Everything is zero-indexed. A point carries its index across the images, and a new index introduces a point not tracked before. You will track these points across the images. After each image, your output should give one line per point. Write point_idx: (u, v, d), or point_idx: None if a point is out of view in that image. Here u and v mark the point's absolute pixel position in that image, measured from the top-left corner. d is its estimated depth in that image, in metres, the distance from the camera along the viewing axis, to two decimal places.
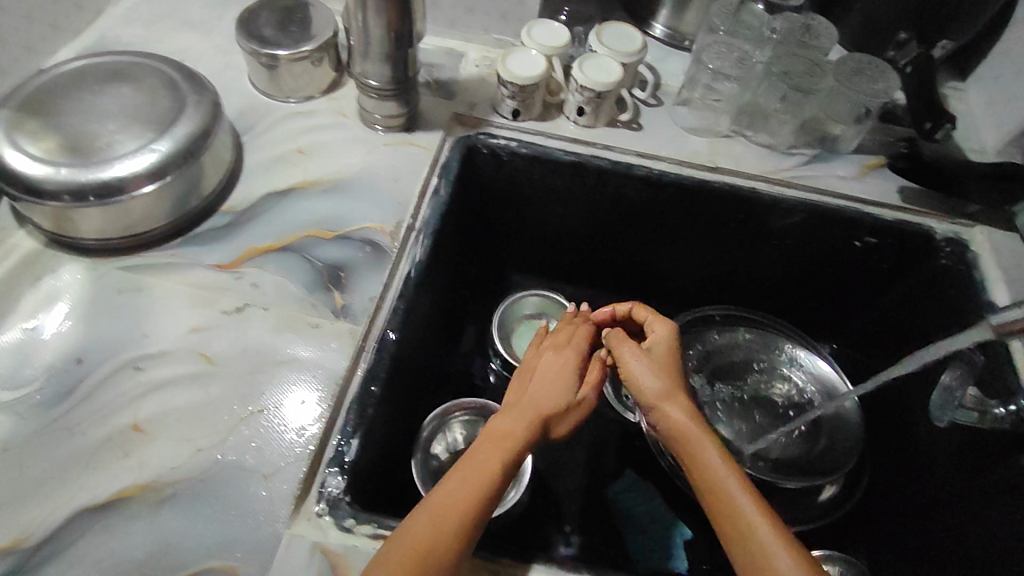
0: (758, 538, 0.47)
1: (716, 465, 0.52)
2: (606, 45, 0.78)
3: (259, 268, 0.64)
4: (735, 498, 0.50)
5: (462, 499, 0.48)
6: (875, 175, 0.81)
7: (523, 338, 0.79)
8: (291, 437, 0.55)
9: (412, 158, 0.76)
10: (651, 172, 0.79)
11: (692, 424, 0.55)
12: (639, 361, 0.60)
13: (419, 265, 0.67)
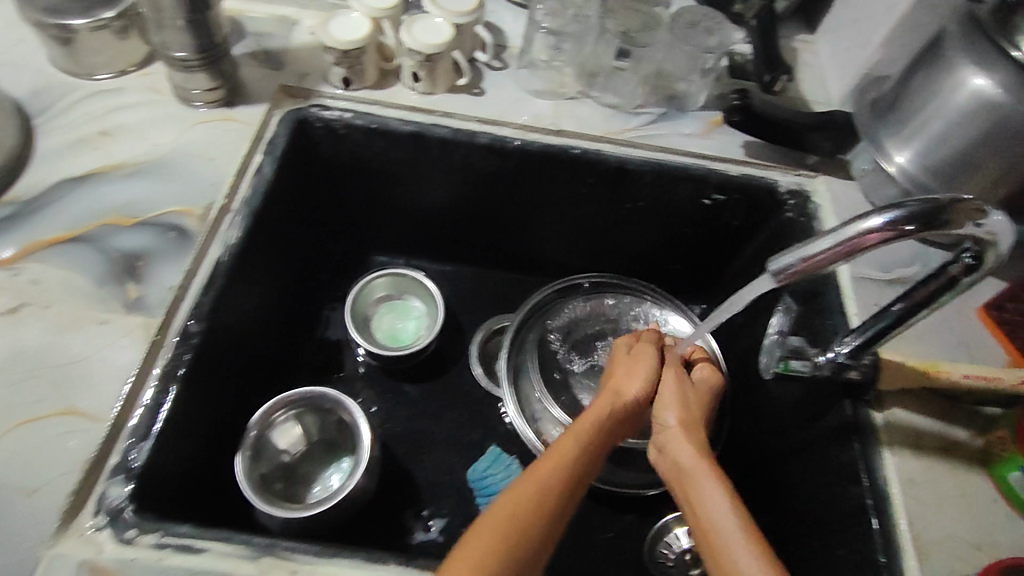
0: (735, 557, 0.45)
1: (712, 490, 0.50)
2: (441, 7, 0.74)
3: (42, 263, 0.58)
4: (714, 519, 0.48)
5: (515, 512, 0.49)
6: (721, 132, 0.80)
7: (390, 325, 0.85)
8: (68, 447, 0.50)
9: (231, 134, 0.70)
10: (495, 140, 0.76)
11: (693, 453, 0.55)
12: (670, 384, 0.63)
13: (235, 250, 0.63)
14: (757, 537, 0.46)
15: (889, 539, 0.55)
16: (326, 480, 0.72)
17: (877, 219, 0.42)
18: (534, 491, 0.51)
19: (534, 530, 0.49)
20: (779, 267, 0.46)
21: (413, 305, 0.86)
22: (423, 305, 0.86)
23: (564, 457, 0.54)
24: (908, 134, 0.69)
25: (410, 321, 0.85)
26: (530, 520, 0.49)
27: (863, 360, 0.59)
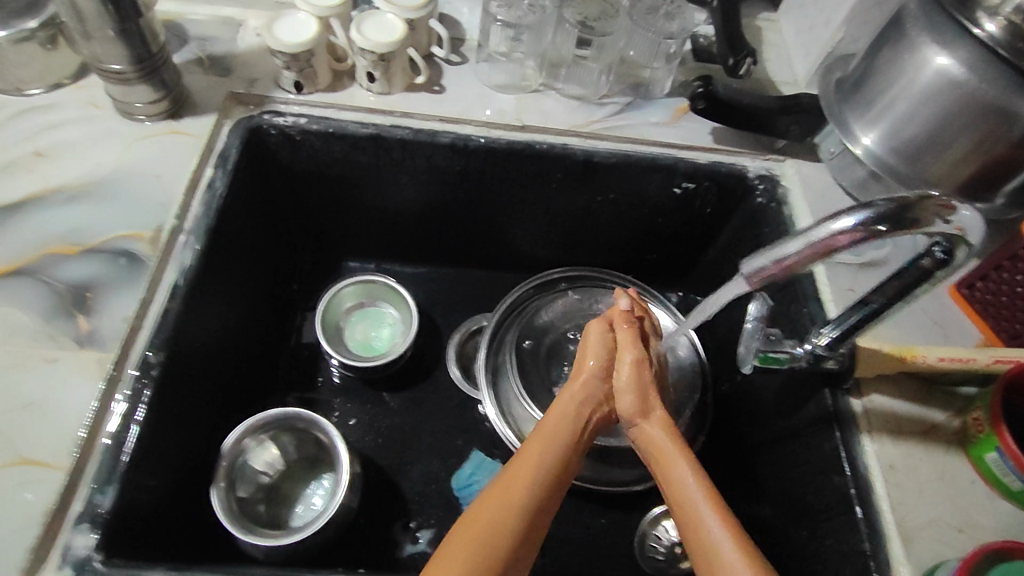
0: (706, 529, 0.48)
1: (686, 482, 0.51)
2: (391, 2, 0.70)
3: None
4: (690, 491, 0.50)
5: (500, 502, 0.48)
6: (688, 119, 0.79)
7: (361, 332, 0.82)
8: (25, 499, 0.47)
9: (179, 148, 0.67)
10: (457, 139, 0.74)
11: (664, 432, 0.56)
12: (628, 369, 0.59)
13: (192, 270, 0.60)
14: (733, 526, 0.47)
15: (877, 528, 0.55)
16: (309, 498, 0.70)
17: (848, 220, 0.40)
18: (515, 488, 0.49)
19: (514, 529, 0.47)
20: (752, 270, 0.45)
21: (387, 311, 0.84)
22: (396, 311, 0.84)
23: (536, 455, 0.52)
24: (875, 114, 0.68)
25: (384, 328, 0.83)
26: (504, 523, 0.47)
27: (839, 350, 0.59)
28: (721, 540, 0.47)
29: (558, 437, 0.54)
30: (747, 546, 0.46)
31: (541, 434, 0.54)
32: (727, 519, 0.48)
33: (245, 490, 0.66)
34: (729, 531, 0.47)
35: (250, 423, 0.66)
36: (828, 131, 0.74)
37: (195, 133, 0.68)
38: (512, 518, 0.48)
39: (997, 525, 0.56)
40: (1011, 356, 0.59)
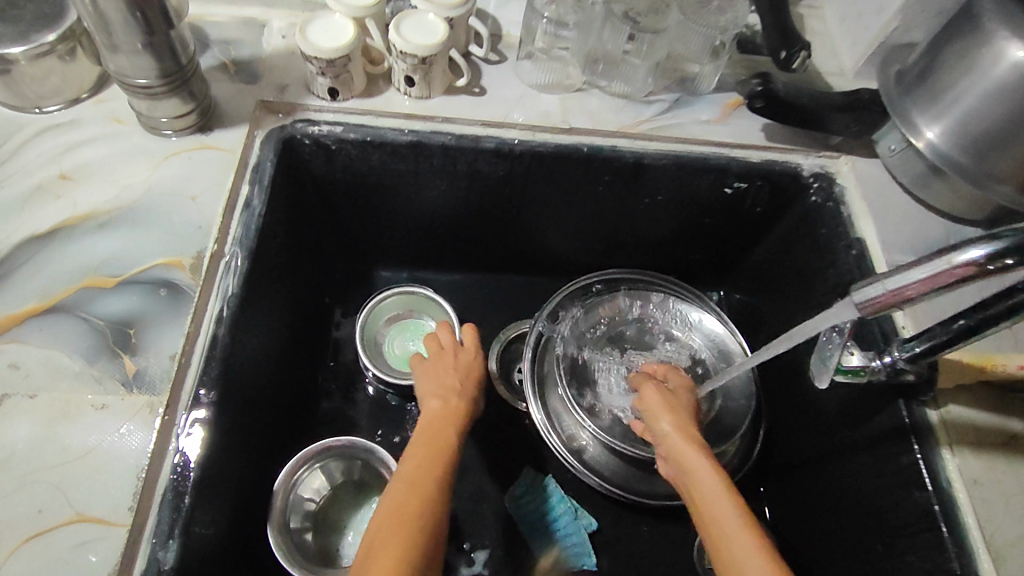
0: (741, 551, 0.45)
1: (715, 497, 0.50)
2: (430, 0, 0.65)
3: (21, 342, 0.51)
4: (721, 511, 0.49)
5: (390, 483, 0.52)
6: (738, 116, 0.76)
7: (401, 350, 0.78)
8: (84, 559, 0.44)
9: (212, 165, 0.62)
10: (501, 144, 0.70)
11: (693, 451, 0.55)
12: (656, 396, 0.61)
13: (236, 298, 0.56)
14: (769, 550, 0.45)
15: (964, 546, 0.54)
16: (359, 526, 0.67)
17: (975, 252, 0.38)
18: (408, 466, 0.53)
19: (428, 494, 0.51)
20: (865, 300, 0.43)
21: (427, 324, 0.80)
22: (437, 325, 0.80)
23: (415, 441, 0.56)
24: (942, 108, 0.65)
25: (423, 341, 0.79)
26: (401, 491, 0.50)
27: (921, 364, 0.56)
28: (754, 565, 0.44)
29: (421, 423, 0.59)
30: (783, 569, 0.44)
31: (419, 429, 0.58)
32: (758, 536, 0.47)
33: (295, 520, 0.64)
34: (759, 551, 0.45)
35: (304, 455, 0.66)
36: (888, 128, 0.72)
37: (228, 148, 0.64)
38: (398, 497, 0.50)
39: None
40: None
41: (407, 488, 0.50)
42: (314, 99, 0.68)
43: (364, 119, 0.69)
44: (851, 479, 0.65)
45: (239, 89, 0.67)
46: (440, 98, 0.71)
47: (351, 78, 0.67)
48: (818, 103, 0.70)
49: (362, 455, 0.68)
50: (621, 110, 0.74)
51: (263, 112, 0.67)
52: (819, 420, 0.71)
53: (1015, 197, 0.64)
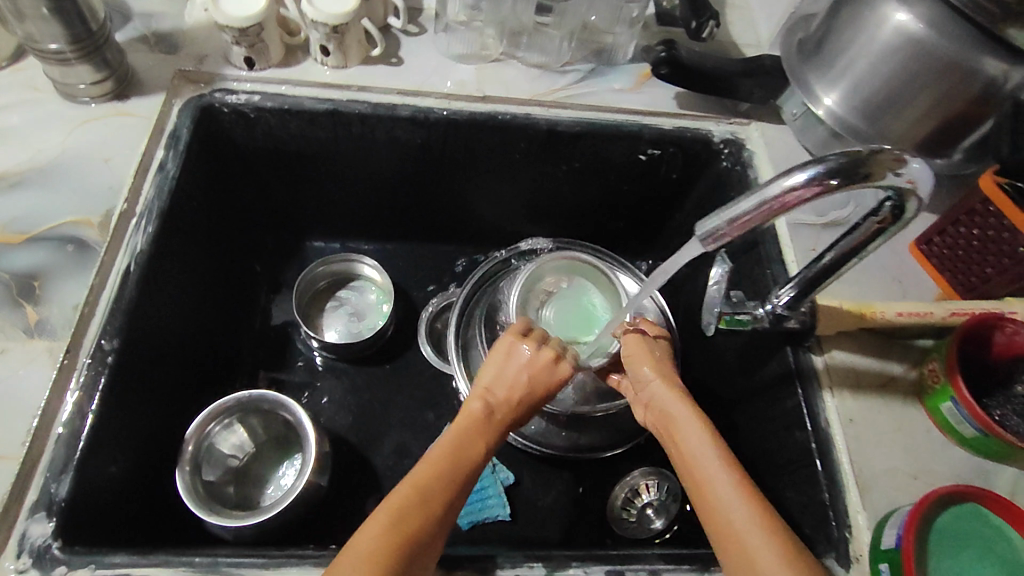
0: (725, 492, 0.49)
1: (707, 458, 0.52)
2: None
3: None
4: (710, 454, 0.52)
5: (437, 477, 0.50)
6: (651, 84, 0.78)
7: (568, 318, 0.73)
8: None
9: (127, 130, 0.65)
10: (417, 112, 0.72)
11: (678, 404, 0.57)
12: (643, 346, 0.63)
13: (144, 255, 0.59)
14: (767, 515, 0.47)
15: (834, 479, 0.57)
16: (278, 479, 0.69)
17: (799, 176, 0.40)
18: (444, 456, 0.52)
19: (444, 501, 0.49)
20: (707, 233, 0.44)
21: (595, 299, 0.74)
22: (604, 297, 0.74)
23: (463, 431, 0.54)
24: (837, 75, 0.66)
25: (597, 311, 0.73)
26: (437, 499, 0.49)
27: (800, 310, 0.59)
28: (737, 506, 0.48)
29: (493, 409, 0.57)
30: (763, 508, 0.48)
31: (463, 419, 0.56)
32: (739, 475, 0.50)
33: (211, 473, 0.66)
34: (742, 494, 0.49)
35: (213, 410, 0.65)
36: (791, 92, 0.73)
37: (141, 114, 0.66)
38: (421, 500, 0.48)
39: (949, 471, 0.58)
40: (965, 309, 0.61)
41: (419, 494, 0.49)
42: (232, 69, 0.70)
43: (282, 87, 0.71)
44: (751, 426, 0.69)
45: (157, 58, 0.70)
46: (357, 69, 0.73)
47: (267, 48, 0.69)
48: (720, 67, 0.72)
49: (268, 407, 0.68)
50: (536, 79, 0.76)
51: (181, 81, 0.69)
52: (728, 373, 0.74)
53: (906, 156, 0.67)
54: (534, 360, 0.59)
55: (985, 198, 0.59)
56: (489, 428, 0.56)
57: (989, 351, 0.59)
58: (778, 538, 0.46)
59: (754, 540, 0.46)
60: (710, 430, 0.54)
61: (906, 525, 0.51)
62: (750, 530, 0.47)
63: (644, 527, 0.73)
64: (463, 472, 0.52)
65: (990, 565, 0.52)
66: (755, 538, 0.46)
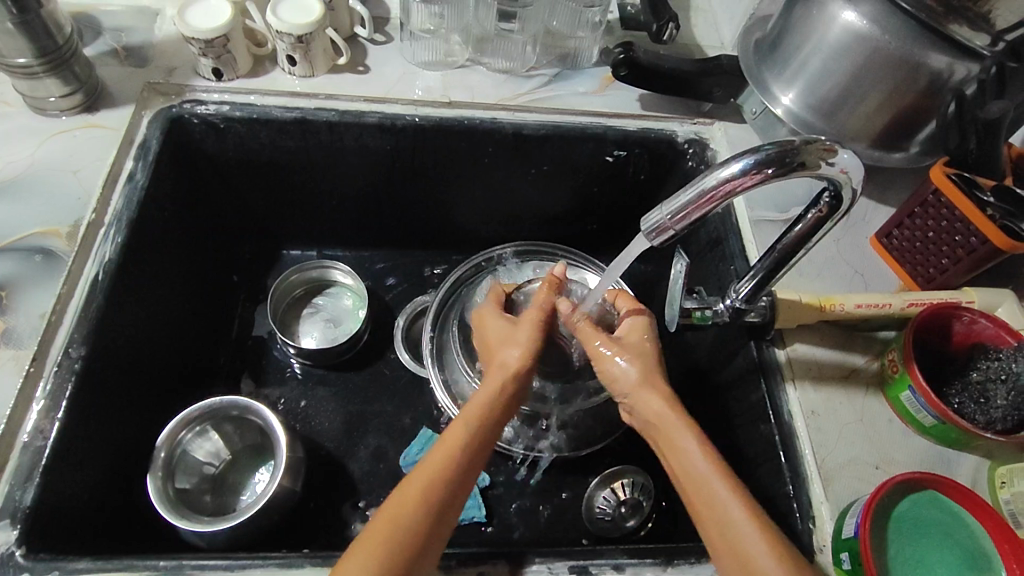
0: (708, 484, 0.47)
1: (694, 458, 0.49)
2: None
3: None
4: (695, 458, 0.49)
5: (435, 480, 0.47)
6: (615, 88, 0.80)
7: None
8: None
9: (97, 141, 0.66)
10: (384, 119, 0.73)
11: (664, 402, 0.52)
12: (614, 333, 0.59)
13: (113, 263, 0.60)
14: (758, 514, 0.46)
15: (799, 472, 0.57)
16: (253, 486, 0.69)
17: (733, 167, 0.44)
18: (437, 466, 0.48)
19: (445, 506, 0.47)
20: (652, 227, 0.48)
21: None
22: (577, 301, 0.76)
23: (460, 432, 0.50)
24: (792, 74, 0.68)
25: None
26: (432, 506, 0.46)
27: (759, 303, 0.60)
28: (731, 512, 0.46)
29: (489, 405, 0.53)
30: (754, 515, 0.46)
31: (464, 417, 0.51)
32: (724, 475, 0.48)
33: (186, 481, 0.66)
34: (732, 496, 0.46)
35: (184, 416, 0.66)
36: (750, 92, 0.74)
37: (111, 126, 0.67)
38: (418, 517, 0.45)
39: (912, 460, 0.58)
40: (923, 300, 0.62)
41: (409, 513, 0.45)
42: (201, 80, 0.72)
43: (248, 96, 0.72)
44: (724, 424, 0.68)
45: (126, 72, 0.71)
46: (325, 78, 0.75)
47: (235, 58, 0.71)
48: (679, 68, 0.74)
49: (238, 413, 0.68)
50: (501, 85, 0.78)
51: (149, 93, 0.70)
52: (702, 373, 0.74)
53: (865, 150, 0.68)
54: (538, 329, 0.59)
55: (936, 188, 0.61)
56: (483, 427, 0.51)
57: (948, 340, 0.60)
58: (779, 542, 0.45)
59: (753, 545, 0.44)
60: (699, 437, 0.50)
61: (863, 511, 0.51)
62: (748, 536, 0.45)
63: (619, 526, 0.70)
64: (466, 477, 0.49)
65: (951, 550, 0.51)
66: (752, 543, 0.45)
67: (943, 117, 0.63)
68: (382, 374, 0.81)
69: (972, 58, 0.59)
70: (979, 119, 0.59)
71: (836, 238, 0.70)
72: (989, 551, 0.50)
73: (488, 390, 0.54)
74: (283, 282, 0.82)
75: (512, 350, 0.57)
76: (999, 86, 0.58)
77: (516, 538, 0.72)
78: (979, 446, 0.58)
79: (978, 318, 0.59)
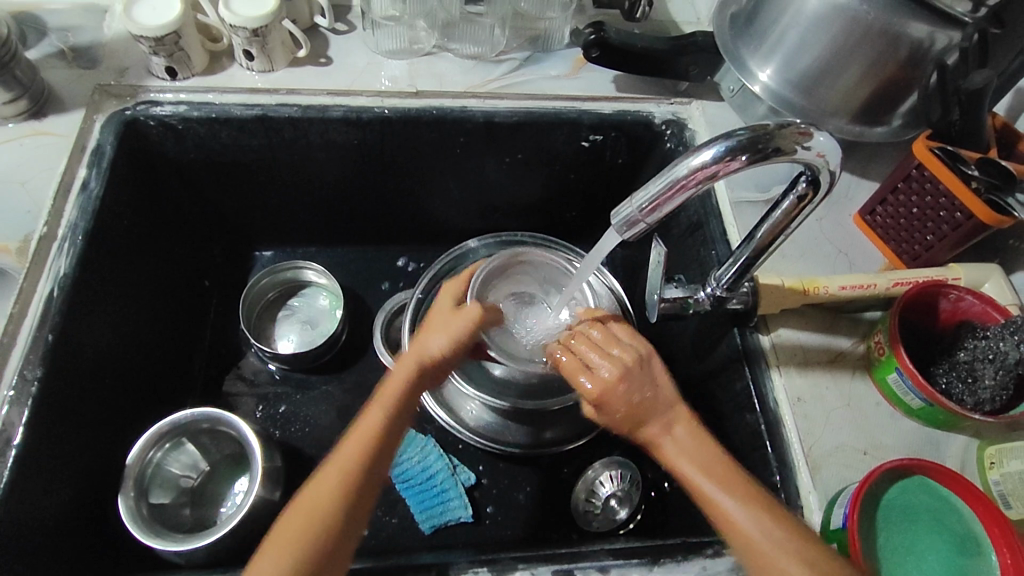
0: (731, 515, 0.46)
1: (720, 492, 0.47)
2: None
3: None
4: (687, 462, 0.49)
5: (339, 488, 0.47)
6: (588, 69, 0.77)
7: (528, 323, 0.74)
8: None
9: (45, 149, 0.64)
10: (349, 112, 0.70)
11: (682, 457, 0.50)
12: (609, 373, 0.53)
13: (68, 277, 0.57)
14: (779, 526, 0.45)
15: (786, 461, 0.56)
16: (233, 497, 0.67)
17: (705, 155, 0.42)
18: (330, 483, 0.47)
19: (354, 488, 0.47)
20: (622, 220, 0.46)
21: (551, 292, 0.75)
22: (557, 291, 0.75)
23: (369, 426, 0.51)
24: (768, 49, 0.65)
25: None
26: (333, 515, 0.46)
27: (741, 290, 0.58)
28: (733, 510, 0.46)
29: (392, 408, 0.52)
30: (774, 520, 0.45)
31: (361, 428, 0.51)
32: (732, 486, 0.47)
33: (162, 496, 0.64)
34: (734, 495, 0.47)
35: (155, 429, 0.64)
36: (726, 70, 0.72)
37: (58, 132, 0.65)
38: (328, 510, 0.46)
39: (900, 443, 0.57)
40: (908, 279, 0.60)
41: (320, 507, 0.46)
42: (154, 79, 0.69)
43: (204, 93, 0.69)
44: (710, 412, 0.67)
45: (74, 73, 0.68)
46: (285, 73, 0.71)
47: (189, 54, 0.68)
48: (651, 45, 0.71)
49: (210, 423, 0.66)
50: (470, 71, 0.75)
51: (97, 95, 0.67)
52: (687, 360, 0.72)
53: (845, 126, 0.66)
54: (458, 341, 0.57)
55: (920, 163, 0.59)
56: (384, 432, 0.51)
57: (936, 319, 0.59)
58: (793, 536, 0.45)
59: (763, 538, 0.44)
60: (717, 475, 0.48)
61: (852, 501, 0.49)
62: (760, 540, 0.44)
63: (609, 519, 0.69)
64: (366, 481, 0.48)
65: (940, 536, 0.50)
66: (760, 534, 0.45)
67: (925, 89, 0.60)
68: (362, 374, 0.79)
69: (954, 26, 0.57)
70: (962, 90, 0.57)
71: (819, 217, 0.68)
72: (981, 536, 0.49)
73: (392, 395, 0.53)
74: (254, 284, 0.79)
75: (422, 360, 0.56)
76: (982, 55, 0.56)
77: (506, 536, 0.71)
78: (968, 427, 0.57)
79: (965, 295, 0.57)
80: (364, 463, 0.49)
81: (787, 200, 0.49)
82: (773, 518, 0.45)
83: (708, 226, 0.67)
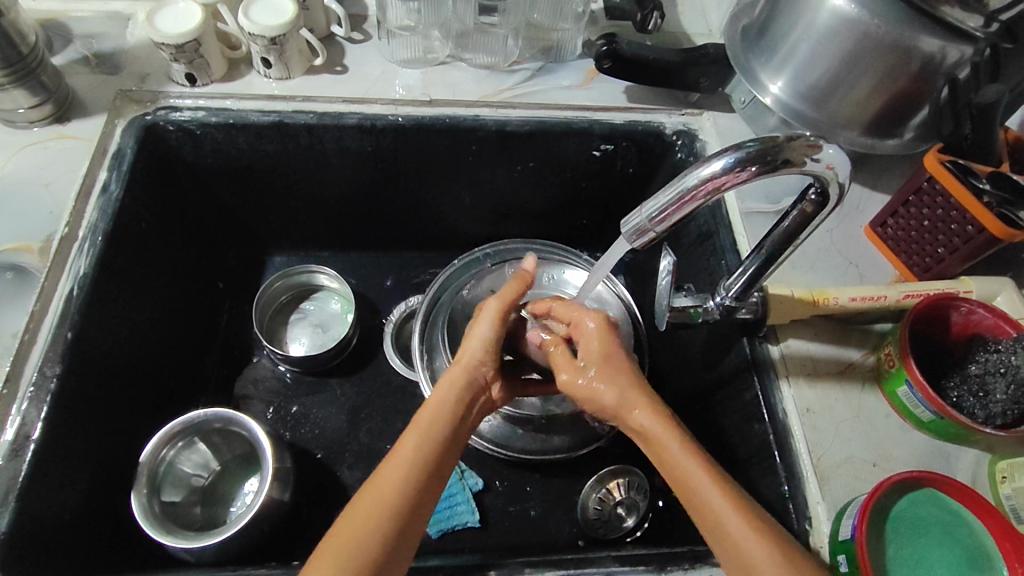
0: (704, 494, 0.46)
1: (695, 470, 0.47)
2: None
3: None
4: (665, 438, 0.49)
5: (382, 515, 0.45)
6: (601, 80, 0.78)
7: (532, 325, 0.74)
8: None
9: (68, 152, 0.65)
10: (364, 119, 0.71)
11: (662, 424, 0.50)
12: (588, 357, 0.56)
13: (87, 278, 0.58)
14: (752, 513, 0.45)
15: (794, 470, 0.56)
16: (243, 496, 0.68)
17: (715, 165, 0.42)
18: (378, 506, 0.45)
19: (403, 514, 0.46)
20: (631, 230, 0.46)
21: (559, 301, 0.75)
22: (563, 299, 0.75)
23: (411, 452, 0.49)
24: (779, 61, 0.66)
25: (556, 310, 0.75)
26: (376, 540, 0.44)
27: (750, 300, 0.59)
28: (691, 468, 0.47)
29: (431, 440, 0.50)
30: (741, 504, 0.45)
31: (393, 463, 0.48)
32: (713, 472, 0.47)
33: (174, 495, 0.65)
34: (686, 450, 0.48)
35: (168, 429, 0.64)
36: (736, 82, 0.72)
37: (79, 135, 0.66)
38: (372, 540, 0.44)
39: (910, 456, 0.57)
40: (918, 291, 0.60)
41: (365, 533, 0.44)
42: (174, 86, 0.70)
43: (222, 99, 0.70)
44: (718, 422, 0.67)
45: (95, 79, 0.70)
46: (300, 81, 0.73)
47: (208, 60, 0.69)
48: (662, 56, 0.72)
49: (222, 423, 0.67)
50: (483, 79, 0.76)
51: (119, 102, 0.69)
52: (695, 369, 0.72)
53: (857, 138, 0.66)
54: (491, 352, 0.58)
55: (931, 176, 0.60)
56: (429, 455, 0.49)
57: (946, 332, 0.59)
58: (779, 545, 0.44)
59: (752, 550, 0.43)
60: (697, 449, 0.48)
61: (860, 512, 0.49)
62: (724, 512, 0.45)
63: (617, 527, 0.69)
64: (419, 507, 0.47)
65: (951, 550, 0.49)
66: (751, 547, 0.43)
67: (935, 102, 0.61)
68: (372, 379, 0.80)
69: (965, 40, 0.57)
70: (973, 104, 0.58)
71: (830, 229, 0.68)
72: (991, 552, 0.49)
73: (434, 416, 0.52)
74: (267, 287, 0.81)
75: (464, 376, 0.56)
76: (993, 69, 0.57)
77: (512, 542, 0.71)
78: (978, 441, 0.57)
79: (976, 308, 0.57)
80: (405, 491, 0.46)
81: (795, 214, 0.50)
82: (747, 507, 0.45)
83: (717, 237, 0.67)
